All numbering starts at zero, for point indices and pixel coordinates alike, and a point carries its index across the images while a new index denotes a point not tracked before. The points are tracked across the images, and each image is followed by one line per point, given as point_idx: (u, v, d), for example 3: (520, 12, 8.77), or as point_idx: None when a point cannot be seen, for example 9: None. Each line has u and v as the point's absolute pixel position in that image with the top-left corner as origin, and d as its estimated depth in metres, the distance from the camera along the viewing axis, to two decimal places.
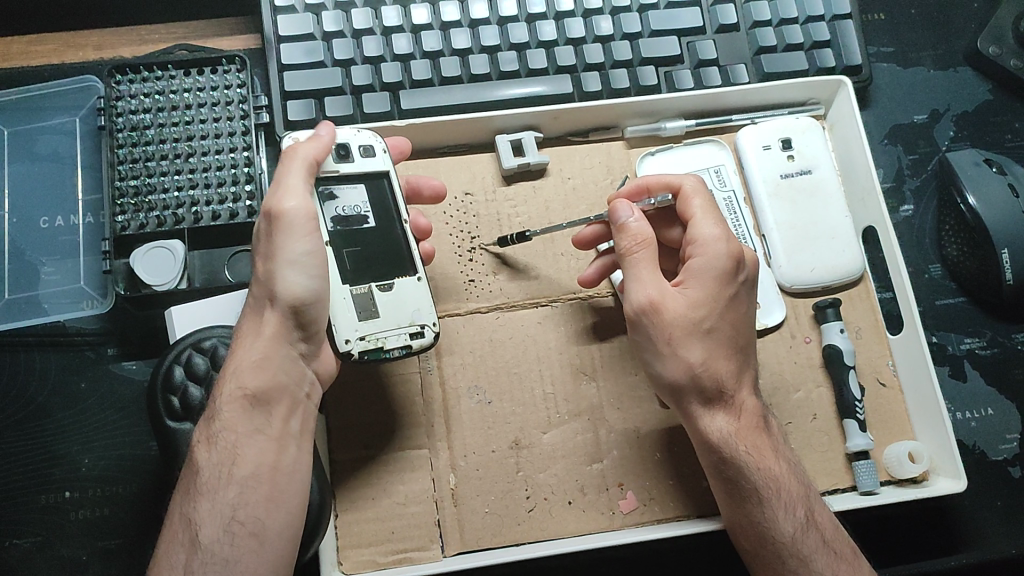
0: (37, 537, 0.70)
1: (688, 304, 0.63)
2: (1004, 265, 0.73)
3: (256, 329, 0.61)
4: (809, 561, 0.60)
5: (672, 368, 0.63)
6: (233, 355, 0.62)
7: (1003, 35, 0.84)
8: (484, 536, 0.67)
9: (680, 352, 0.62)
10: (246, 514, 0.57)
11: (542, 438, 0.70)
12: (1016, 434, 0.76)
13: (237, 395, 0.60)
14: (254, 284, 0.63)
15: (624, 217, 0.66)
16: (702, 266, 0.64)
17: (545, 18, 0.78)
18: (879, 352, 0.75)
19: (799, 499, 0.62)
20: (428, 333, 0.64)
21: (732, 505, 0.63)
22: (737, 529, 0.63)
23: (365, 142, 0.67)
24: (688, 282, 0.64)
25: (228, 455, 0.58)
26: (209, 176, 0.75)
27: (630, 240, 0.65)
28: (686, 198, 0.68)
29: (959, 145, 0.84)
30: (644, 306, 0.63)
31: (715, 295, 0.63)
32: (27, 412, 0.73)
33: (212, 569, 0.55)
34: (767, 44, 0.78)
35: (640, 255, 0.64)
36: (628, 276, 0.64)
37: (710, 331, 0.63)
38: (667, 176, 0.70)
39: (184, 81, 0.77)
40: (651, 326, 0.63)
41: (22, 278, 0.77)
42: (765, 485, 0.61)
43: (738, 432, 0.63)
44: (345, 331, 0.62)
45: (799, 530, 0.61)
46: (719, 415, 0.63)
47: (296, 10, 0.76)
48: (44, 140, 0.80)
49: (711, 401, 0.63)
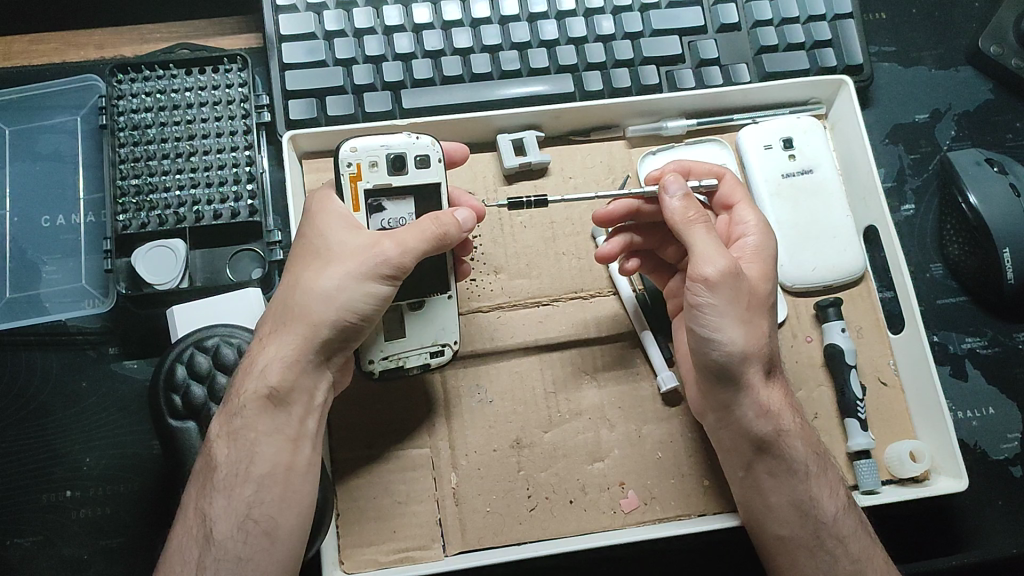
0: (39, 537, 0.70)
1: (757, 277, 0.64)
2: (1006, 264, 0.73)
3: (291, 328, 0.60)
4: (847, 541, 0.61)
5: (750, 335, 0.62)
6: (262, 348, 0.61)
7: (1004, 35, 0.84)
8: (485, 535, 0.67)
9: (755, 321, 0.62)
10: (261, 512, 0.57)
11: (543, 437, 0.70)
12: (1017, 433, 0.76)
13: (263, 393, 0.59)
14: (307, 273, 0.60)
15: (677, 188, 0.65)
16: (760, 244, 0.67)
17: (546, 18, 0.78)
18: (880, 351, 0.75)
19: (837, 481, 0.64)
20: (448, 352, 0.68)
21: (777, 486, 0.63)
22: (771, 516, 0.63)
23: (421, 153, 0.65)
24: (749, 258, 0.65)
25: (246, 454, 0.58)
26: (210, 175, 0.75)
27: (696, 209, 0.64)
28: (731, 184, 0.71)
29: (959, 145, 0.84)
30: (726, 273, 0.60)
31: (773, 273, 0.66)
32: (28, 411, 0.73)
33: (224, 566, 0.55)
34: (768, 43, 0.78)
35: (708, 225, 0.64)
36: (701, 242, 0.62)
37: (771, 307, 0.65)
38: (709, 165, 0.73)
39: (185, 80, 0.77)
40: (734, 292, 0.61)
41: (23, 277, 0.77)
42: (816, 463, 0.63)
43: (789, 406, 0.65)
44: (371, 351, 0.67)
45: (841, 510, 0.62)
46: (774, 388, 0.64)
47: (297, 10, 0.76)
48: (45, 140, 0.80)
49: (770, 373, 0.64)
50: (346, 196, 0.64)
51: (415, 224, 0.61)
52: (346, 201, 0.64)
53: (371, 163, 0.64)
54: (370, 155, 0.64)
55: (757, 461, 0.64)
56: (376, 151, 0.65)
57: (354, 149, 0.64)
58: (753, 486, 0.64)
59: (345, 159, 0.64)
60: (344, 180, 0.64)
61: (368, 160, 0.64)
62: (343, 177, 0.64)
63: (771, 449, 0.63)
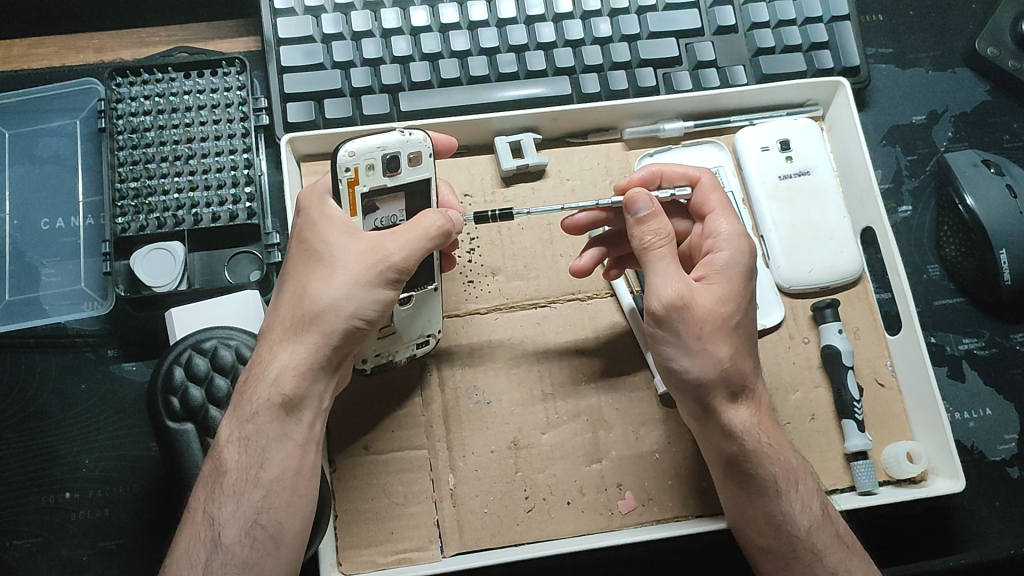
0: (38, 539, 0.70)
1: (716, 299, 0.62)
2: (1002, 265, 0.74)
3: (305, 336, 0.60)
4: (822, 556, 0.61)
5: (700, 364, 0.61)
6: (273, 355, 0.60)
7: (1001, 37, 0.84)
8: (483, 536, 0.67)
9: (710, 348, 0.61)
10: (269, 517, 0.57)
11: (541, 438, 0.70)
12: (1014, 434, 0.76)
13: (276, 400, 0.59)
14: (314, 283, 0.60)
15: (643, 208, 0.63)
16: (727, 262, 0.64)
17: (544, 20, 0.78)
18: (877, 352, 0.75)
19: (813, 493, 0.63)
20: (433, 341, 0.70)
21: (749, 500, 0.62)
22: (748, 525, 0.62)
23: (414, 150, 0.64)
24: (711, 278, 0.63)
25: (257, 459, 0.58)
26: (208, 178, 0.76)
27: (653, 234, 0.63)
28: (705, 191, 0.69)
29: (956, 146, 0.84)
30: (673, 303, 0.60)
31: (739, 293, 0.63)
32: (28, 412, 0.73)
33: (232, 569, 0.55)
34: (765, 45, 0.78)
35: (664, 251, 0.62)
36: (652, 270, 0.62)
37: (736, 327, 0.62)
38: (685, 168, 0.70)
39: (184, 83, 0.78)
40: (680, 323, 0.60)
41: (22, 279, 0.77)
42: (784, 476, 0.62)
43: (758, 423, 0.63)
44: (364, 351, 0.67)
45: (820, 520, 0.62)
46: (743, 407, 0.63)
47: (296, 13, 0.76)
48: (45, 143, 0.80)
49: (735, 394, 0.62)
50: (343, 202, 0.63)
51: (417, 223, 0.61)
52: (343, 206, 0.63)
53: (368, 166, 0.62)
54: (367, 157, 0.62)
55: (728, 476, 0.63)
56: (373, 153, 0.62)
57: (352, 152, 0.62)
58: (733, 496, 0.63)
59: (342, 164, 0.62)
60: (341, 186, 0.62)
61: (365, 163, 0.62)
62: (340, 183, 0.62)
63: (744, 465, 0.62)
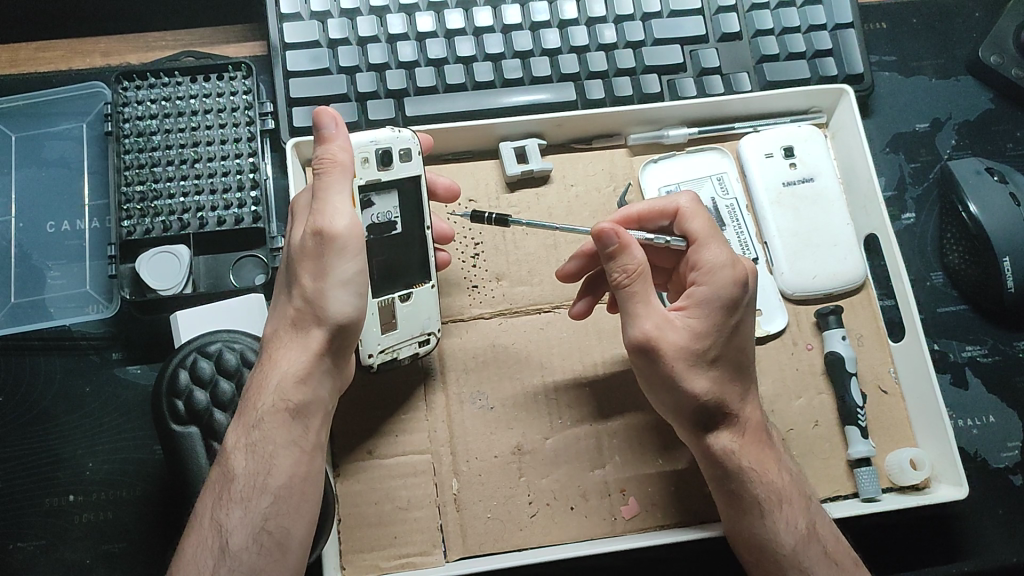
0: (42, 541, 0.70)
1: (691, 336, 0.61)
2: (1006, 273, 0.74)
3: (305, 341, 0.60)
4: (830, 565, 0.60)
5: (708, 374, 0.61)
6: (275, 362, 0.61)
7: (1004, 46, 0.84)
8: (485, 541, 0.67)
9: (685, 386, 0.61)
10: (276, 523, 0.57)
11: (544, 444, 0.70)
12: (1017, 442, 0.76)
13: (282, 407, 0.60)
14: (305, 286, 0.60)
15: (611, 241, 0.60)
16: (707, 295, 0.62)
17: (548, 27, 0.78)
18: (880, 359, 0.75)
19: (800, 511, 0.62)
20: (434, 340, 0.69)
21: (739, 518, 0.62)
22: (739, 541, 0.63)
23: (403, 146, 0.67)
24: (691, 311, 0.63)
25: (264, 465, 0.58)
26: (214, 182, 0.76)
27: (620, 271, 0.61)
28: (688, 220, 0.67)
29: (960, 154, 0.84)
30: (638, 342, 0.61)
31: (720, 327, 0.62)
32: (31, 415, 0.73)
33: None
34: (769, 52, 0.79)
35: (631, 289, 0.61)
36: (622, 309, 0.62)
37: (715, 358, 0.62)
38: (658, 202, 0.68)
39: (190, 87, 0.78)
40: None
41: (27, 282, 0.78)
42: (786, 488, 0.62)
43: (741, 448, 0.63)
44: (369, 345, 0.67)
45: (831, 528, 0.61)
46: (724, 432, 0.63)
47: (302, 18, 0.76)
48: (53, 147, 0.81)
49: (716, 420, 0.63)
50: None
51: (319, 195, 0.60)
52: None
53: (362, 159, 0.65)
54: (361, 151, 0.65)
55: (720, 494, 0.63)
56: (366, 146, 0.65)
57: None
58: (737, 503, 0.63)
59: None
60: None
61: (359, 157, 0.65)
62: None
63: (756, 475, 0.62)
